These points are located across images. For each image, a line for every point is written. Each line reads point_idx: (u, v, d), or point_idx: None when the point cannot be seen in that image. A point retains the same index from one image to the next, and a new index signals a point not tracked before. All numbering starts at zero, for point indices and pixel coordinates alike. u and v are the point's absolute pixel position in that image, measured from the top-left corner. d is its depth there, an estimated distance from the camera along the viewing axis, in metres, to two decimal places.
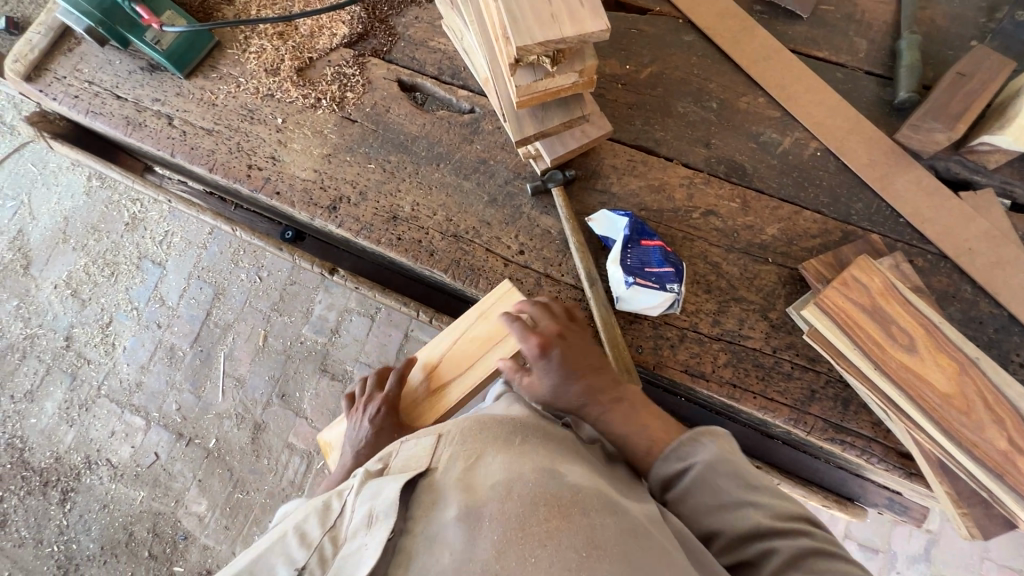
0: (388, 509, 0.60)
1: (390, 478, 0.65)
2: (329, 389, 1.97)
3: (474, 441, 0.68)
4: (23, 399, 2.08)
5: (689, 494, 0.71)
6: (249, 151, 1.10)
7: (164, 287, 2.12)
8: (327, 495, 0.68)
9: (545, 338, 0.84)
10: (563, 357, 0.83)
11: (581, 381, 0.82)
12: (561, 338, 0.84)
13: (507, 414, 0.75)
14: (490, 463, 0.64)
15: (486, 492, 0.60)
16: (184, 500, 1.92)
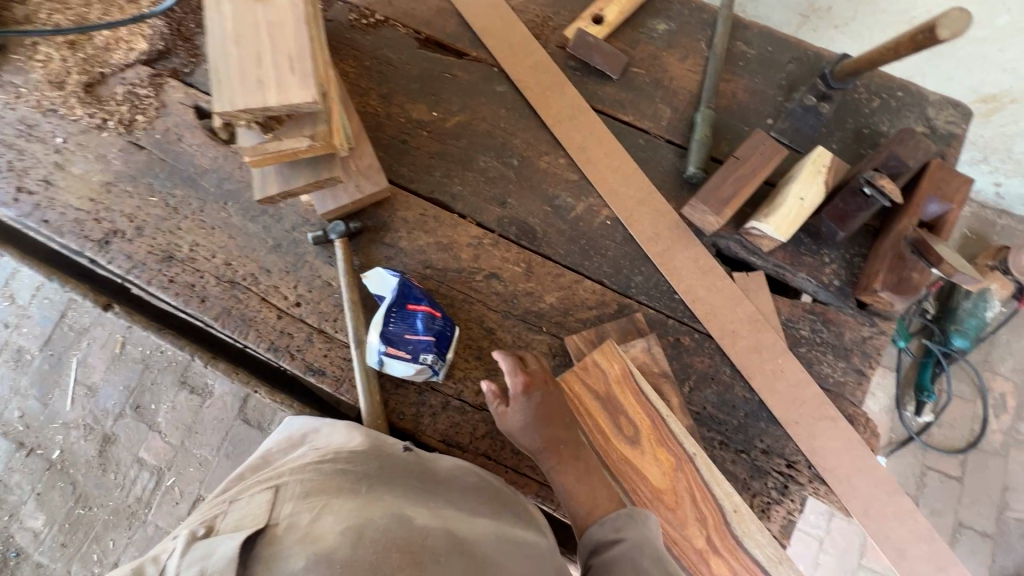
0: (225, 561, 0.50)
1: (226, 535, 0.55)
2: (187, 404, 1.86)
3: (319, 488, 0.65)
4: None
5: (613, 565, 0.63)
6: (20, 172, 1.01)
7: (15, 284, 1.94)
8: (137, 564, 0.53)
9: (537, 384, 0.78)
10: (542, 403, 0.77)
11: (551, 430, 0.77)
12: (550, 386, 0.79)
13: (348, 456, 0.73)
14: (337, 511, 0.61)
15: (335, 539, 0.56)
16: (20, 514, 1.83)
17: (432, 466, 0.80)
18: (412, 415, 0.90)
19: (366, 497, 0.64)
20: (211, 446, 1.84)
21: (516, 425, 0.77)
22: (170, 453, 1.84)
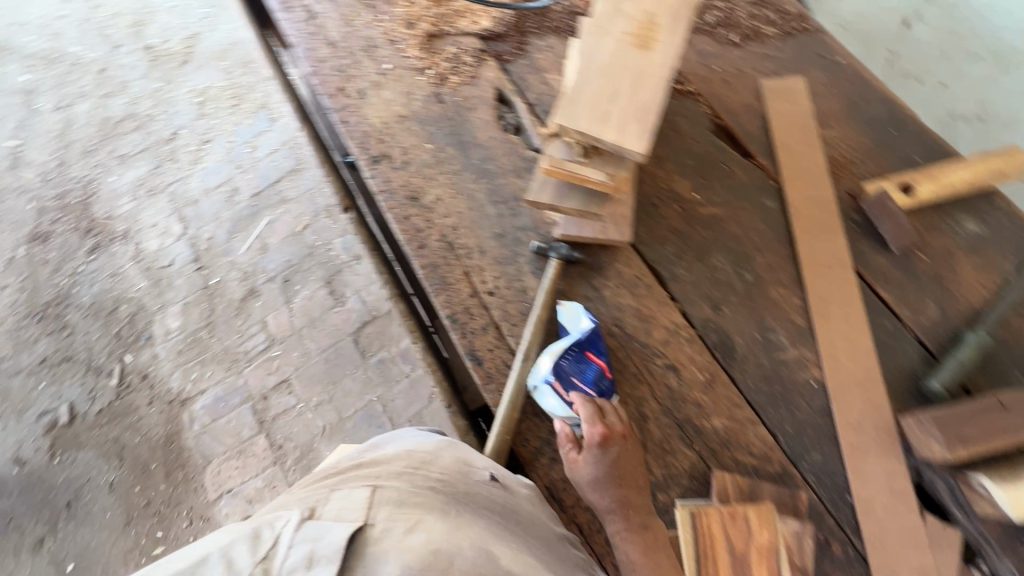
0: (332, 553, 0.58)
1: (333, 523, 0.63)
2: (321, 299, 2.08)
3: (413, 495, 0.72)
4: (117, 159, 2.39)
5: None
6: (348, 76, 1.19)
7: (262, 139, 2.36)
8: (257, 528, 0.62)
9: (614, 441, 0.82)
10: (615, 462, 0.81)
11: (620, 490, 0.81)
12: (624, 443, 0.83)
13: (438, 475, 0.79)
14: (427, 525, 0.67)
15: (426, 559, 0.61)
16: (165, 310, 2.15)
17: (516, 499, 0.82)
18: (534, 448, 0.90)
19: (453, 518, 0.69)
20: (320, 345, 2.02)
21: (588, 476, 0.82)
22: (288, 331, 2.05)
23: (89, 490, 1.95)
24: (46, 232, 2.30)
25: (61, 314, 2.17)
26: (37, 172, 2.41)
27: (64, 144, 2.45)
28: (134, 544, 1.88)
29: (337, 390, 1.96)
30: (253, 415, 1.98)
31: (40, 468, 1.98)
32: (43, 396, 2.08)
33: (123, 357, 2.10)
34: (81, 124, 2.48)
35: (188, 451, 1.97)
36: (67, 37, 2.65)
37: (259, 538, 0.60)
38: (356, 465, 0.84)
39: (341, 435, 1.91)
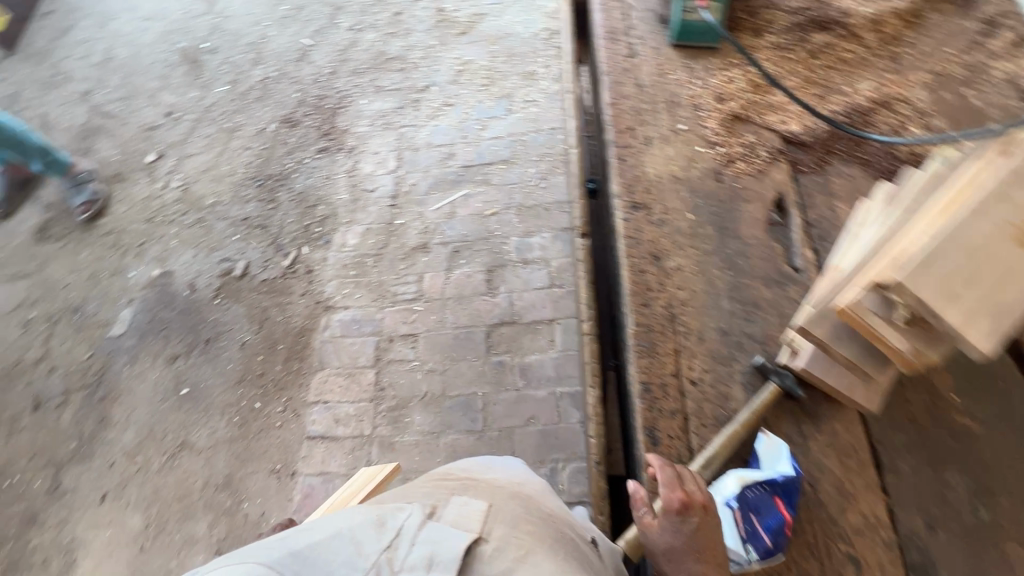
0: (445, 561, 0.77)
1: (456, 531, 0.84)
2: (476, 282, 2.17)
3: (523, 520, 0.91)
4: (375, 87, 2.70)
5: None
6: (641, 120, 1.22)
7: (494, 122, 2.51)
8: (383, 515, 0.84)
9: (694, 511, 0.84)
10: (693, 533, 0.83)
11: (702, 566, 0.83)
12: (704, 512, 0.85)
13: (542, 514, 0.99)
14: (532, 555, 0.84)
15: None
16: (351, 226, 2.37)
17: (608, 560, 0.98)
18: None
19: (555, 552, 0.86)
20: (457, 320, 2.11)
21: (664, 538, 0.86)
22: (437, 295, 2.16)
23: (227, 339, 2.21)
24: (297, 121, 2.67)
25: (276, 191, 2.50)
26: (313, 71, 2.81)
27: (342, 58, 2.82)
28: (236, 402, 2.09)
29: (452, 367, 2.03)
30: (374, 349, 2.10)
31: (203, 302, 2.30)
32: (232, 247, 2.40)
33: (302, 247, 2.35)
34: (361, 48, 2.83)
35: (311, 349, 2.15)
36: None
37: (382, 526, 0.81)
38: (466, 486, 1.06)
39: (437, 409, 1.97)
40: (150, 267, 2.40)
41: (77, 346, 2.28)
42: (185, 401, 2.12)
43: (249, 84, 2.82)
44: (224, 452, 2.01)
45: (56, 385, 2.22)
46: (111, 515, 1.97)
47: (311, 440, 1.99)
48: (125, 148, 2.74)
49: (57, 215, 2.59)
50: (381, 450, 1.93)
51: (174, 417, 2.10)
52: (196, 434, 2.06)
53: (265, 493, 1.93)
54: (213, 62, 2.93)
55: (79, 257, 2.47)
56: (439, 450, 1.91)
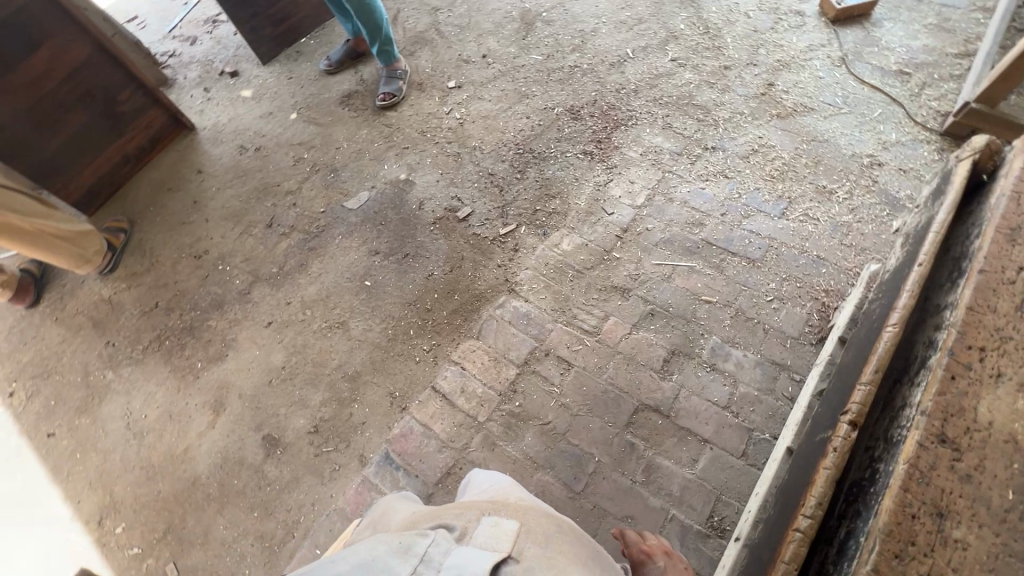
0: None
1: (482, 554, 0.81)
2: (653, 355, 2.04)
3: (552, 543, 0.88)
4: (665, 123, 2.66)
5: None
6: (1001, 348, 0.98)
7: (760, 217, 2.31)
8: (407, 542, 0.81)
9: (657, 558, 1.20)
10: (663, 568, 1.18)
11: None
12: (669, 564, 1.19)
13: (572, 542, 0.94)
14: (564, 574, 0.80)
15: None
16: (571, 233, 2.38)
17: None
18: None
19: None
20: (614, 377, 2.01)
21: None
22: (610, 342, 2.09)
23: (420, 263, 2.38)
24: (580, 117, 2.74)
25: (528, 165, 2.61)
26: (618, 80, 2.85)
27: (651, 83, 2.82)
28: (396, 319, 2.25)
29: (585, 416, 1.95)
30: (527, 351, 2.11)
31: (421, 222, 2.50)
32: (468, 191, 2.57)
33: (521, 225, 2.43)
34: (673, 82, 2.80)
35: (477, 315, 2.22)
36: (733, 28, 2.99)
37: (409, 554, 0.79)
38: (494, 502, 1.04)
39: (549, 444, 1.91)
40: (400, 170, 2.68)
41: (318, 199, 2.64)
42: (363, 291, 2.34)
43: (559, 63, 2.96)
44: (365, 352, 2.19)
45: (290, 218, 2.60)
46: (266, 340, 2.27)
47: (433, 391, 2.06)
48: (438, 66, 3.07)
49: (363, 91, 3.01)
50: (481, 442, 1.94)
51: (348, 298, 2.33)
52: (355, 322, 2.27)
53: (374, 407, 2.06)
54: (542, 31, 3.13)
55: (358, 132, 2.85)
56: (529, 481, 1.85)
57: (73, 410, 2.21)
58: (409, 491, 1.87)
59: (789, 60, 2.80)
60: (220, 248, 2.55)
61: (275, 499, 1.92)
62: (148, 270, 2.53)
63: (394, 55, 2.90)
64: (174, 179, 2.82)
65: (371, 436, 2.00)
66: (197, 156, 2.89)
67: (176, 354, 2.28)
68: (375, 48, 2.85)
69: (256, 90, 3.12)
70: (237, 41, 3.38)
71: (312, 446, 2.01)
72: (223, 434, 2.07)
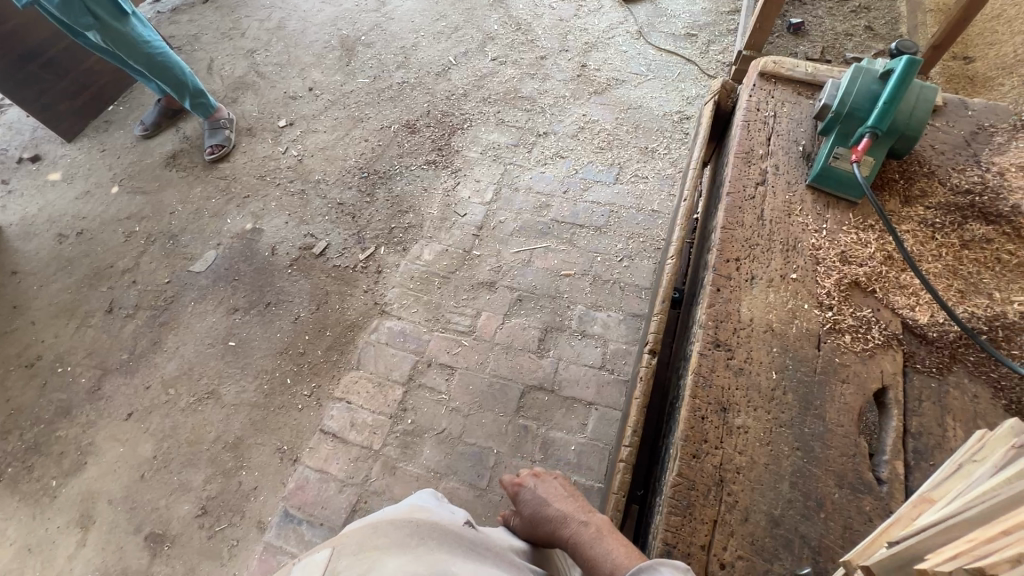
0: None
1: None
2: (528, 338, 2.13)
3: (367, 540, 0.76)
4: (497, 119, 2.77)
5: None
6: (751, 255, 1.14)
7: (598, 187, 2.49)
8: None
9: (526, 477, 1.11)
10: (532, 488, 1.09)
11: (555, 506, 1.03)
12: (539, 478, 1.11)
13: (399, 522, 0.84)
14: (380, 563, 0.69)
15: None
16: (430, 242, 2.41)
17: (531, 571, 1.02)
18: None
19: (412, 553, 0.73)
20: (497, 368, 2.07)
21: (531, 505, 1.05)
22: (487, 336, 2.14)
23: (285, 308, 2.30)
24: (418, 130, 2.79)
25: (376, 187, 2.61)
26: (447, 88, 2.93)
27: (477, 85, 2.93)
28: (270, 371, 2.16)
29: (477, 414, 1.98)
30: (409, 367, 2.10)
31: (277, 267, 2.41)
32: (319, 225, 2.52)
33: (380, 246, 2.42)
34: (497, 79, 2.93)
35: (353, 346, 2.18)
36: (542, 21, 3.18)
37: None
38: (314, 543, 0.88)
39: (448, 450, 1.92)
40: (246, 220, 2.57)
41: (160, 270, 2.46)
42: (228, 354, 2.21)
43: (387, 82, 2.99)
44: (243, 415, 2.07)
45: (132, 297, 2.40)
46: (129, 434, 2.07)
47: (322, 434, 2.00)
48: (265, 107, 2.98)
49: (189, 149, 2.85)
50: (382, 469, 1.91)
51: (214, 364, 2.19)
52: (226, 387, 2.14)
53: (264, 468, 1.96)
54: (364, 55, 3.14)
55: (192, 191, 2.69)
56: (436, 492, 1.85)
57: None
58: (316, 541, 1.80)
59: (595, 41, 3.04)
60: (55, 350, 2.29)
61: None
62: None
63: (212, 103, 2.78)
64: None
65: (266, 499, 1.90)
66: (8, 256, 2.58)
67: (23, 479, 2.02)
68: (187, 103, 2.71)
69: (65, 170, 2.84)
70: (32, 123, 3.07)
71: (203, 529, 1.87)
72: (98, 549, 1.87)
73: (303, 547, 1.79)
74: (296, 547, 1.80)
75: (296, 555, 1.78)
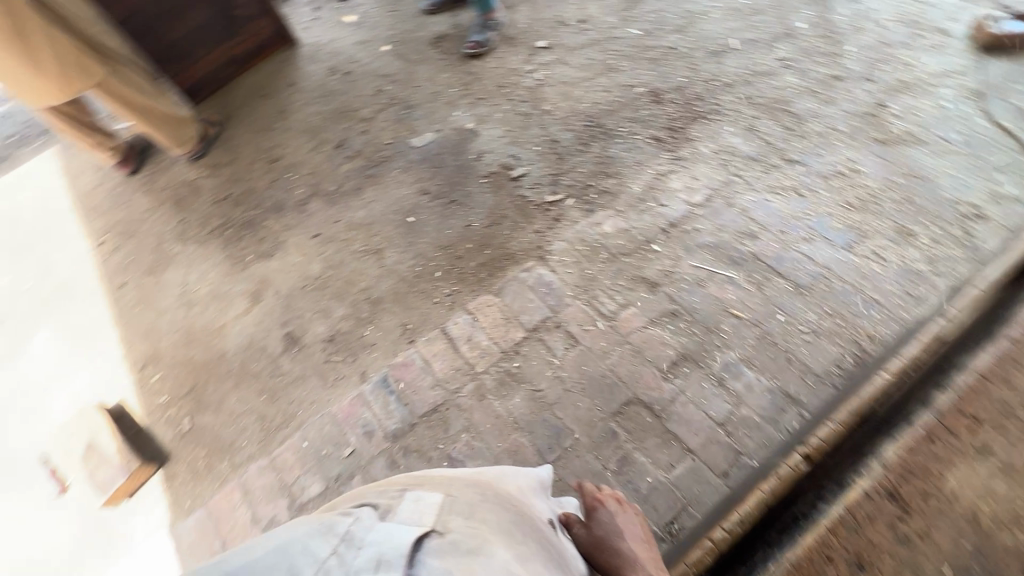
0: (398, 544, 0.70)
1: (408, 523, 0.78)
2: (662, 354, 2.00)
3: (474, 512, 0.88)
4: (749, 125, 2.49)
5: None
6: None
7: (822, 244, 2.14)
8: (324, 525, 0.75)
9: (608, 499, 1.38)
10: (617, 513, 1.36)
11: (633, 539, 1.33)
12: (619, 507, 1.37)
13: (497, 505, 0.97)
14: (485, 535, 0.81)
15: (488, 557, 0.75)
16: (617, 216, 2.32)
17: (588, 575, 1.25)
18: None
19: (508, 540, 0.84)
20: (617, 365, 1.99)
21: (607, 525, 1.30)
22: (623, 330, 2.06)
23: (463, 211, 2.44)
24: (662, 101, 2.62)
25: (593, 140, 2.55)
26: (713, 71, 2.68)
27: (747, 80, 2.63)
28: (427, 258, 2.34)
29: (576, 394, 1.96)
30: (539, 319, 2.13)
31: (475, 172, 2.54)
32: (527, 151, 2.56)
33: (569, 197, 2.41)
34: (772, 83, 2.60)
35: (501, 273, 2.26)
36: (859, 37, 2.69)
37: (326, 533, 0.72)
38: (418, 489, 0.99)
39: (535, 410, 1.95)
40: (470, 118, 2.71)
41: (387, 130, 2.75)
42: (404, 226, 2.44)
43: (656, 42, 2.83)
44: (391, 282, 2.30)
45: (358, 143, 2.73)
46: (309, 250, 2.44)
47: (441, 333, 2.15)
48: (534, 23, 3.02)
49: (455, 36, 3.05)
50: (472, 390, 2.01)
51: (390, 228, 2.44)
52: (390, 252, 2.38)
53: (386, 333, 2.18)
54: (648, 5, 2.98)
55: (440, 74, 2.90)
56: (505, 438, 1.91)
57: (144, 269, 2.52)
58: (396, 416, 2.00)
59: (913, 82, 2.50)
60: (292, 158, 2.74)
61: (282, 390, 2.11)
62: (229, 164, 2.79)
63: (490, 3, 2.95)
64: (269, 87, 3.04)
65: (376, 359, 2.13)
66: (293, 69, 3.08)
67: (233, 243, 2.52)
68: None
69: (360, 17, 3.24)
70: None
71: (324, 352, 2.18)
72: (253, 323, 2.29)
73: (385, 414, 2.00)
74: (379, 410, 2.01)
75: (377, 417, 2.00)
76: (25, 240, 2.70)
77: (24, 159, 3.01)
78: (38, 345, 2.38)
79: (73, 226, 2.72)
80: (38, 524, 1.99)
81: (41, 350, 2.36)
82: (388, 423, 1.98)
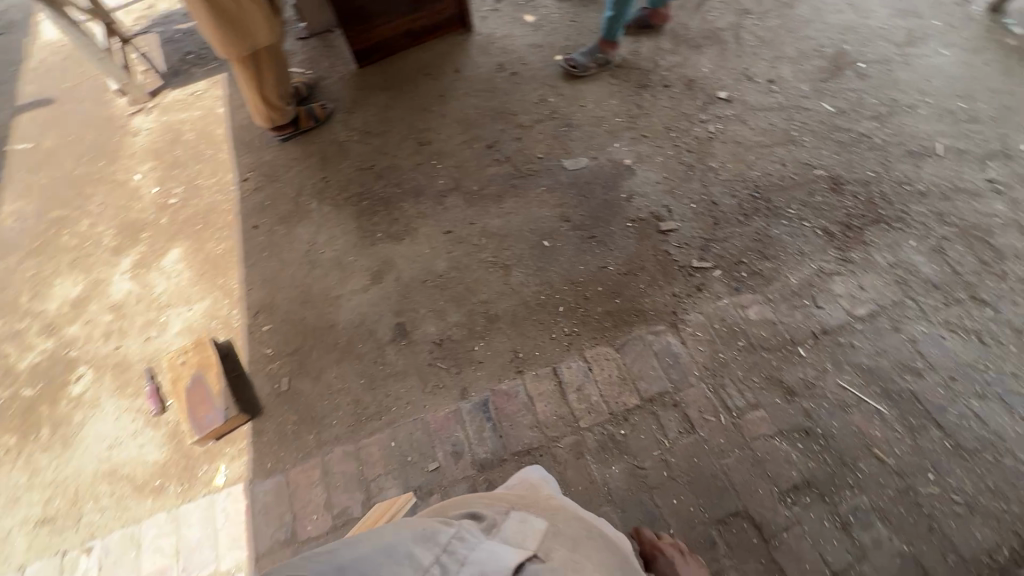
0: None
1: (511, 550, 0.72)
2: (785, 473, 1.81)
3: (582, 560, 0.81)
4: (938, 245, 2.22)
5: None
6: None
7: (998, 407, 1.88)
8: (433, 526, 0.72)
9: (664, 544, 1.44)
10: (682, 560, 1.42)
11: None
12: (677, 552, 1.43)
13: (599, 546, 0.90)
14: None
15: None
16: (765, 304, 2.14)
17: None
18: None
19: None
20: (731, 468, 1.83)
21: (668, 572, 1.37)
22: (746, 434, 1.89)
23: (601, 251, 2.33)
24: (842, 192, 2.39)
25: (756, 213, 2.37)
26: (907, 174, 2.42)
27: (945, 193, 2.36)
28: (554, 288, 2.25)
29: (680, 485, 1.81)
30: (656, 390, 1.99)
31: (622, 213, 2.42)
32: (681, 206, 2.42)
33: (717, 268, 2.24)
34: (974, 205, 2.31)
35: (627, 329, 2.13)
36: None
37: (428, 542, 0.68)
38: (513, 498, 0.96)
39: (631, 489, 1.82)
40: (629, 154, 2.59)
41: (541, 144, 2.67)
42: (537, 248, 2.36)
43: (848, 125, 2.59)
44: (511, 303, 2.23)
45: (510, 149, 2.67)
46: (438, 245, 2.41)
47: (551, 372, 2.05)
48: (718, 70, 2.84)
49: (632, 65, 2.92)
50: (571, 444, 1.91)
51: (522, 246, 2.37)
52: (516, 271, 2.30)
53: (495, 354, 2.11)
54: (849, 82, 2.73)
55: (608, 100, 2.79)
56: (594, 508, 1.79)
57: (278, 216, 2.58)
58: (486, 444, 1.93)
59: None
60: (441, 146, 2.72)
61: (381, 380, 2.09)
62: (380, 135, 2.80)
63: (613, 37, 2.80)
64: (435, 67, 3.04)
65: (480, 378, 2.06)
66: (462, 56, 3.07)
67: (367, 216, 2.53)
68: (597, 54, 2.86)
69: (539, 19, 3.18)
70: None
71: (430, 355, 2.13)
72: (369, 302, 2.28)
73: (476, 439, 1.93)
74: (472, 433, 1.94)
75: (468, 439, 1.93)
76: (181, 156, 2.83)
77: (198, 78, 3.17)
78: (171, 261, 2.48)
79: (225, 155, 2.82)
80: (131, 436, 2.06)
81: (171, 267, 2.46)
82: (477, 449, 1.91)
